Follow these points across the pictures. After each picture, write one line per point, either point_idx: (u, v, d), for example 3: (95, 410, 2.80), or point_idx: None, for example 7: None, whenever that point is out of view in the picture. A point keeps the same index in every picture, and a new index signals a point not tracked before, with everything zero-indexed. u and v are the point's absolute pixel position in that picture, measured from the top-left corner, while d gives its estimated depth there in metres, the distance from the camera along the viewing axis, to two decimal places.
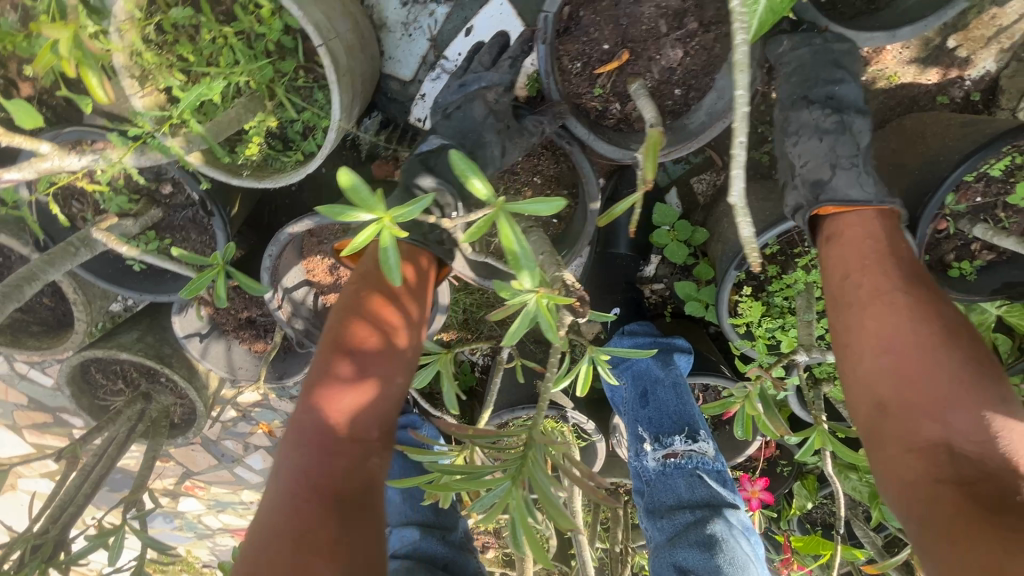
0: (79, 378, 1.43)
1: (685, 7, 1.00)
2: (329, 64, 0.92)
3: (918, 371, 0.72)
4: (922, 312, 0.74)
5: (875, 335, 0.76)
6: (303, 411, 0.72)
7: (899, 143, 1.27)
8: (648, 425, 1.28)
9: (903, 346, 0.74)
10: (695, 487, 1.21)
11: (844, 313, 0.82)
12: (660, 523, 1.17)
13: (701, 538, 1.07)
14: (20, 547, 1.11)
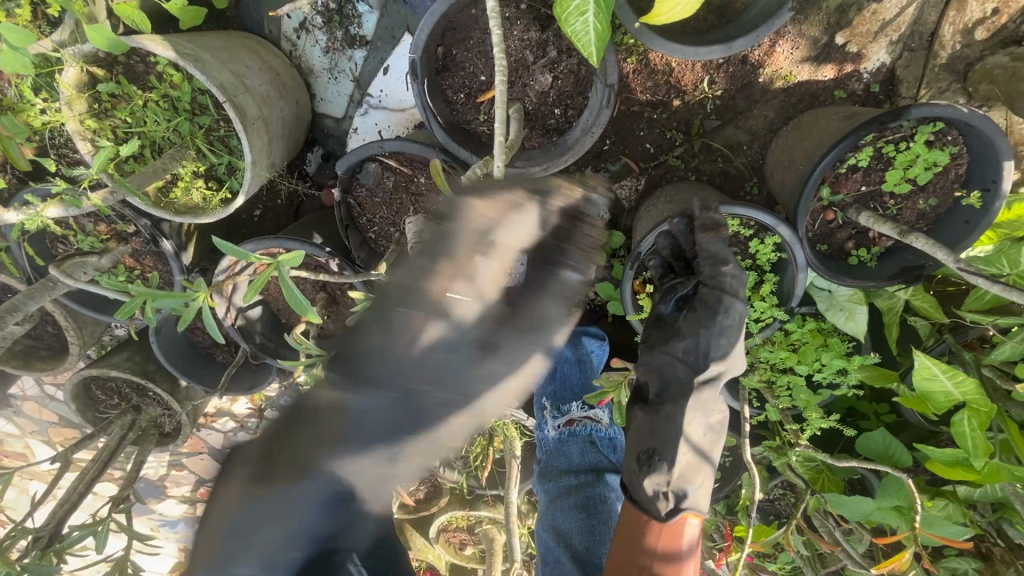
0: (83, 394, 1.66)
1: (546, 38, 1.12)
2: (236, 116, 1.09)
3: (678, 483, 1.01)
4: (699, 501, 1.03)
5: (651, 450, 1.02)
6: (300, 469, 0.78)
7: (793, 140, 1.33)
8: (553, 398, 1.48)
9: (682, 465, 1.02)
10: (585, 453, 1.39)
11: (656, 424, 1.05)
12: (547, 486, 1.37)
13: (578, 503, 1.28)
14: (22, 537, 1.32)
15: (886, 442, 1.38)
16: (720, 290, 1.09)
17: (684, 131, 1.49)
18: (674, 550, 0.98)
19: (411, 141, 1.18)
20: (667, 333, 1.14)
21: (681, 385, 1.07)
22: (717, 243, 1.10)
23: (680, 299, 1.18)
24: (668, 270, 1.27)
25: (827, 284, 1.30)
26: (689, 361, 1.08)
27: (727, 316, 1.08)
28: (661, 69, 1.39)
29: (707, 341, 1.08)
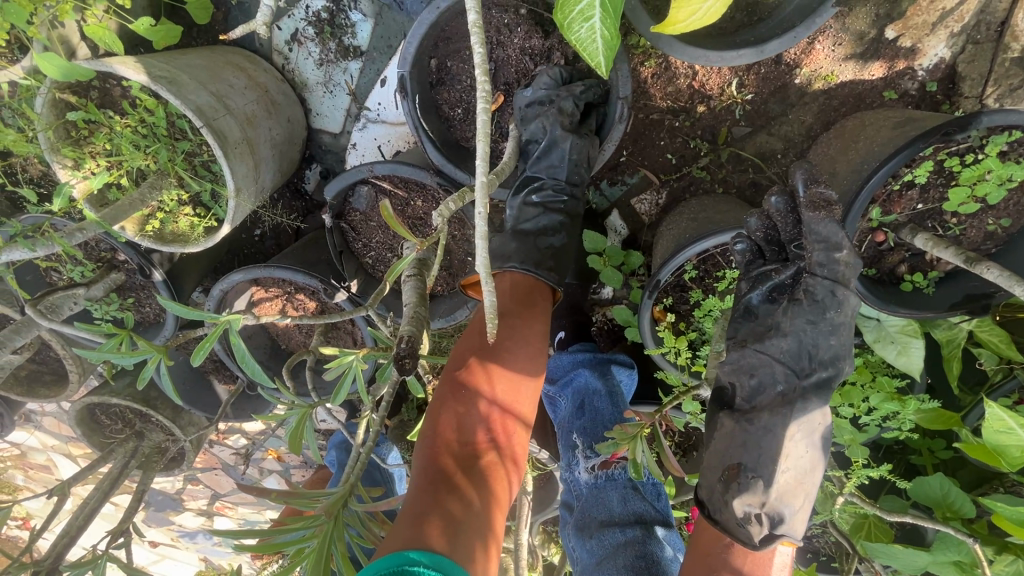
0: (88, 419, 1.63)
1: (549, 45, 1.01)
2: (215, 141, 1.01)
3: (774, 506, 0.91)
4: (795, 528, 0.92)
5: (741, 467, 0.93)
6: (468, 393, 0.90)
7: (835, 150, 1.17)
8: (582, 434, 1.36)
9: (780, 487, 0.91)
10: (627, 500, 1.29)
11: (748, 436, 0.95)
12: (590, 544, 1.22)
13: (629, 559, 1.14)
14: (19, 574, 1.29)
15: (943, 487, 1.21)
16: (832, 280, 0.92)
17: (710, 139, 1.35)
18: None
19: (403, 162, 1.07)
20: (759, 329, 1.00)
21: (779, 394, 0.95)
22: (831, 225, 0.89)
23: (772, 288, 1.00)
24: (755, 257, 1.03)
25: (875, 313, 1.15)
26: (791, 363, 0.95)
27: (840, 312, 0.93)
28: (683, 73, 1.26)
29: (815, 340, 0.94)
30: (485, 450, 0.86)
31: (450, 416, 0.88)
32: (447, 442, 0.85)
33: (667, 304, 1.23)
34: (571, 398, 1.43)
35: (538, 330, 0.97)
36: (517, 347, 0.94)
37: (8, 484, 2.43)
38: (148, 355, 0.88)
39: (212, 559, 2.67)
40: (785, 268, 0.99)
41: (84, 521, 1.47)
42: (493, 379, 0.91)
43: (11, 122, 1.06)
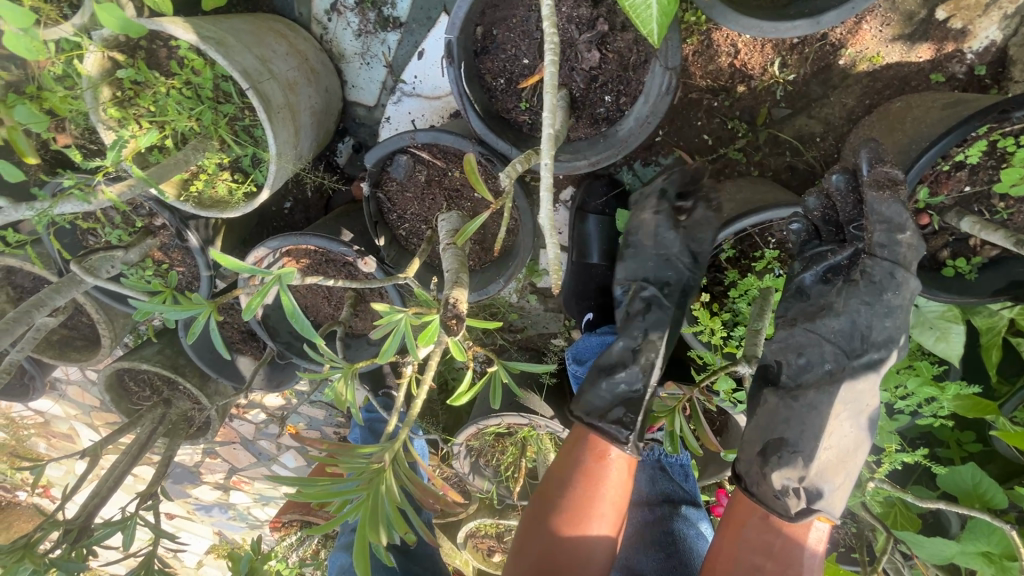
0: (116, 385, 1.65)
1: (597, 14, 1.00)
2: (259, 103, 1.01)
3: (813, 481, 0.93)
4: (833, 505, 0.94)
5: (782, 441, 0.95)
6: (543, 568, 0.98)
7: (880, 131, 1.15)
8: None
9: (820, 463, 0.93)
10: (656, 480, 1.30)
11: (791, 412, 0.96)
12: (620, 523, 1.25)
13: (658, 540, 1.17)
14: (52, 531, 1.31)
15: (975, 477, 1.20)
16: (893, 261, 0.91)
17: (748, 120, 1.33)
18: (793, 560, 0.95)
19: (445, 131, 1.08)
20: (810, 309, 1.00)
21: (826, 371, 0.96)
22: (895, 205, 0.89)
23: (826, 269, 0.99)
24: (811, 236, 1.02)
25: (915, 297, 1.14)
26: (841, 343, 0.95)
27: (897, 295, 0.91)
28: (725, 51, 1.25)
29: (868, 321, 0.94)
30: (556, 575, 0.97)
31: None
32: None
33: (701, 284, 1.22)
34: None
35: (608, 505, 1.02)
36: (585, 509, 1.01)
37: (30, 452, 2.46)
38: (197, 310, 0.88)
39: (226, 532, 2.69)
40: (842, 248, 0.98)
41: (114, 483, 1.49)
42: (566, 543, 0.99)
43: (57, 81, 1.07)
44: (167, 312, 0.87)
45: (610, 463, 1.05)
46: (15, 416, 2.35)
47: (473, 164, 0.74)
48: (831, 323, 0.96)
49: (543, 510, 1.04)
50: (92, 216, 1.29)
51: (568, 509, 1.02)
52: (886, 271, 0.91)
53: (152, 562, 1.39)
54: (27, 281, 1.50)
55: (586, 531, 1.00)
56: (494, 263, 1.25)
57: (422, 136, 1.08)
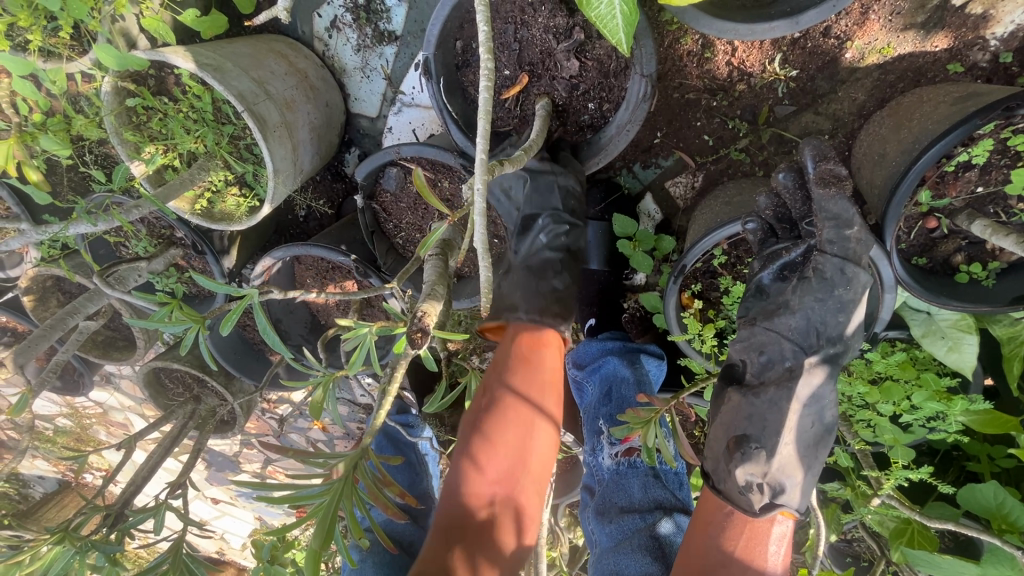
0: (155, 382, 1.80)
1: (573, 21, 0.99)
2: (255, 123, 1.07)
3: (776, 477, 0.93)
4: (795, 500, 0.94)
5: (745, 437, 0.95)
6: (476, 430, 0.95)
7: (887, 129, 1.09)
8: (608, 420, 1.37)
9: (782, 459, 0.93)
10: (648, 488, 1.29)
11: (754, 409, 0.96)
12: (608, 528, 1.23)
13: (646, 544, 1.15)
14: (93, 515, 1.45)
15: (998, 497, 1.12)
16: (842, 257, 0.91)
17: (750, 119, 1.28)
18: (757, 555, 0.95)
19: (428, 144, 1.11)
20: (769, 308, 1.00)
21: (787, 368, 0.95)
22: (841, 201, 0.88)
23: (782, 266, 1.00)
24: (768, 236, 1.03)
25: (925, 305, 1.07)
26: (798, 340, 0.95)
27: (848, 289, 0.91)
28: (722, 50, 1.20)
29: (822, 318, 0.94)
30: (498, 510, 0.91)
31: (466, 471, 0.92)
32: (453, 522, 0.90)
33: (696, 291, 1.21)
34: (598, 384, 1.44)
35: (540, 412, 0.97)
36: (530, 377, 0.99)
37: (93, 438, 2.70)
38: (188, 324, 0.96)
39: (265, 518, 2.85)
40: (796, 246, 0.99)
41: (149, 472, 1.62)
42: (504, 410, 0.95)
43: (83, 109, 1.17)
44: (163, 326, 0.95)
45: (542, 346, 1.04)
46: (78, 406, 2.57)
47: (421, 179, 0.75)
48: (792, 319, 0.95)
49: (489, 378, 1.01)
50: (122, 230, 1.40)
51: (502, 421, 0.94)
52: (838, 266, 0.91)
53: (180, 546, 1.51)
54: (75, 286, 1.65)
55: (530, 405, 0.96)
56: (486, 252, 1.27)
57: (400, 151, 1.12)
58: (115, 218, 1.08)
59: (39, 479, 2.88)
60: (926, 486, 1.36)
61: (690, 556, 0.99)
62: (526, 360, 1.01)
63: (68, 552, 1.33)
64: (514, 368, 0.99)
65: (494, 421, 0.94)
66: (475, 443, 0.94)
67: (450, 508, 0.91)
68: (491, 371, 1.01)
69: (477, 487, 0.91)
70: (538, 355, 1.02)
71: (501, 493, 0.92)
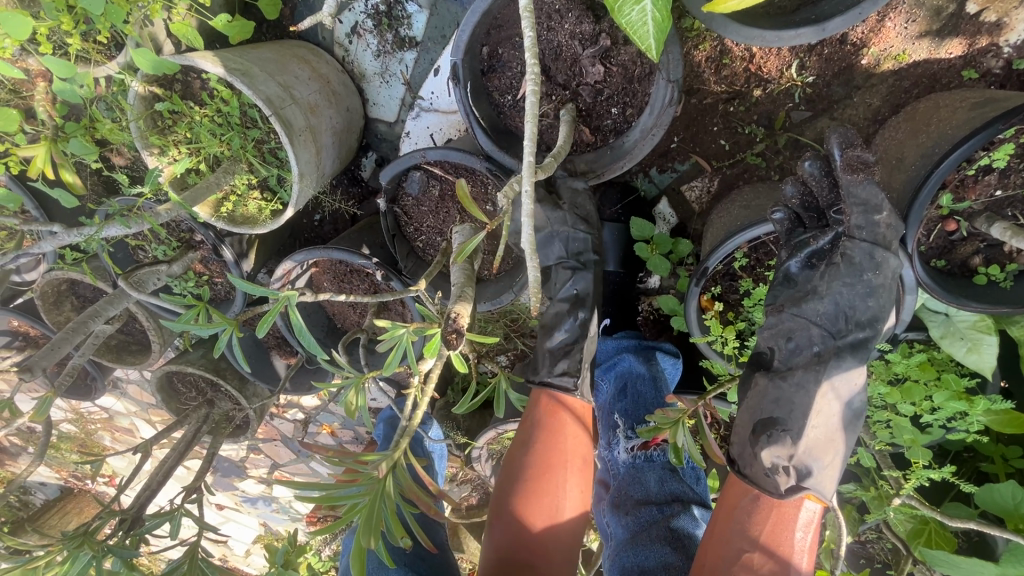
0: (166, 386, 1.79)
1: (598, 28, 1.01)
2: (282, 128, 1.08)
3: (802, 459, 0.96)
4: (823, 485, 0.97)
5: (771, 420, 0.98)
6: (509, 486, 1.06)
7: (904, 134, 1.11)
8: (624, 415, 1.38)
9: (808, 441, 0.97)
10: (664, 481, 1.30)
11: (781, 392, 1.00)
12: (625, 520, 1.25)
13: (665, 534, 1.17)
14: (109, 519, 1.45)
15: (1016, 496, 1.13)
16: (871, 242, 0.94)
17: (766, 124, 1.30)
18: (782, 538, 0.97)
19: (453, 148, 1.11)
20: (798, 295, 1.03)
21: (815, 353, 1.00)
22: (869, 186, 0.92)
23: (810, 254, 1.02)
24: (796, 224, 1.04)
25: (944, 307, 1.09)
26: (827, 325, 0.99)
27: (878, 274, 0.95)
28: (740, 56, 1.22)
29: (851, 302, 0.98)
30: (536, 530, 1.02)
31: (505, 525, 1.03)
32: (496, 566, 0.99)
33: (716, 293, 1.22)
34: (613, 380, 1.45)
35: (569, 470, 1.07)
36: (552, 455, 1.07)
37: (97, 444, 2.69)
38: (222, 326, 0.96)
39: (270, 524, 2.84)
40: (823, 234, 1.01)
41: (163, 477, 1.62)
42: (528, 483, 1.05)
43: (107, 113, 1.18)
44: (197, 329, 0.95)
45: (568, 401, 1.12)
46: (84, 411, 2.57)
47: (464, 189, 0.78)
48: (823, 306, 0.99)
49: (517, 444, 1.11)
50: (141, 234, 1.41)
51: (531, 485, 1.05)
52: (867, 252, 0.94)
53: (196, 550, 1.50)
54: (88, 290, 1.64)
55: (552, 493, 1.04)
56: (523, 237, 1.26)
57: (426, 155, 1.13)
58: (142, 220, 1.08)
59: (41, 486, 2.86)
60: (940, 486, 1.38)
61: (713, 540, 1.02)
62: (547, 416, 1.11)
63: (85, 557, 1.32)
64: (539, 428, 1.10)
65: (522, 494, 1.04)
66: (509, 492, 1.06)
67: (494, 540, 1.03)
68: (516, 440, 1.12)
69: (512, 525, 1.03)
70: (566, 415, 1.11)
71: (538, 525, 1.02)
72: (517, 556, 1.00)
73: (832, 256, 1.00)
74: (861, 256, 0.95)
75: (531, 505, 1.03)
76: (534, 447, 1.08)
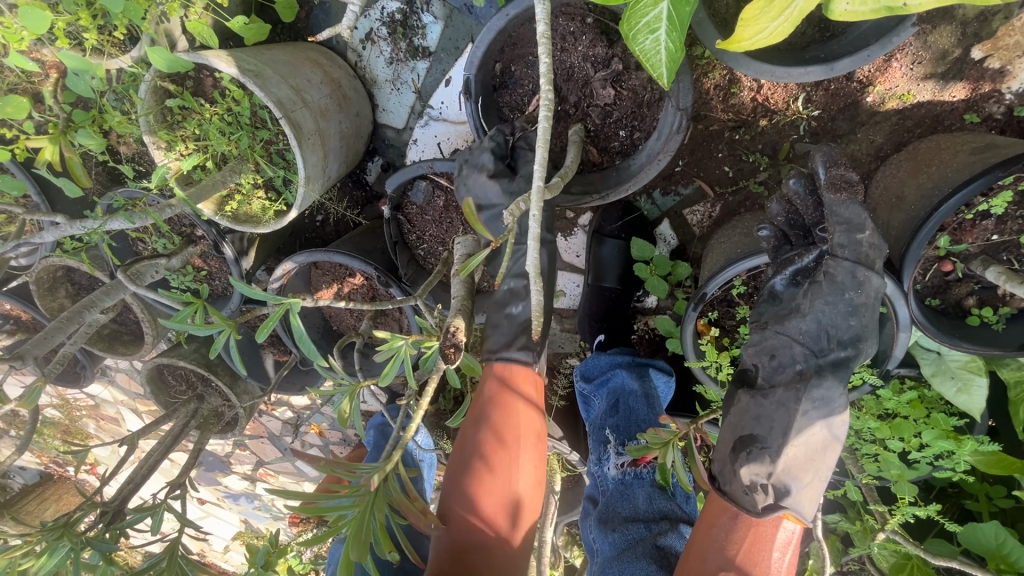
0: (157, 378, 1.79)
1: (612, 52, 1.03)
2: (291, 131, 1.08)
3: (781, 478, 0.95)
4: (801, 503, 0.96)
5: (751, 437, 0.98)
6: (459, 474, 0.98)
7: (905, 172, 1.13)
8: (615, 431, 1.39)
9: (789, 459, 0.95)
10: (652, 499, 1.32)
11: (761, 410, 1.00)
12: (612, 536, 1.24)
13: (651, 552, 1.17)
14: (91, 511, 1.43)
15: (998, 536, 1.14)
16: (854, 261, 0.95)
17: (770, 154, 1.32)
18: (759, 559, 0.98)
19: (460, 162, 1.14)
20: (781, 311, 1.03)
21: (797, 371, 1.00)
22: (852, 207, 0.94)
23: (795, 272, 1.03)
24: (783, 242, 1.07)
25: (936, 345, 1.11)
26: (809, 344, 0.99)
27: (859, 293, 0.95)
28: (748, 86, 1.23)
29: (833, 320, 0.97)
30: (494, 519, 0.94)
31: (459, 517, 0.94)
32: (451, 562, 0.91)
33: (713, 318, 1.23)
34: (605, 396, 1.45)
35: (526, 449, 0.99)
36: (507, 434, 0.99)
37: (80, 431, 2.67)
38: (220, 328, 0.95)
39: (251, 521, 2.82)
40: (808, 252, 1.02)
41: (148, 470, 1.61)
42: (482, 466, 0.97)
43: (117, 105, 1.18)
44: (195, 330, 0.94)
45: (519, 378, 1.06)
46: (69, 398, 2.55)
47: (472, 206, 0.69)
48: (806, 325, 0.99)
49: (468, 428, 1.03)
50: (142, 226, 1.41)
51: (485, 471, 0.97)
52: (850, 272, 0.95)
53: (177, 547, 1.49)
54: (83, 278, 1.63)
55: (507, 477, 0.96)
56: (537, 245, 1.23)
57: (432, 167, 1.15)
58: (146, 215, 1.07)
59: (20, 470, 2.83)
60: (924, 521, 1.39)
61: (693, 555, 1.03)
62: (499, 397, 1.03)
63: (64, 548, 1.31)
64: (490, 410, 1.02)
65: (475, 477, 0.96)
66: (461, 482, 0.97)
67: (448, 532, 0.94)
68: (467, 425, 1.03)
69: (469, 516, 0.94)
70: (521, 389, 1.04)
71: (494, 517, 0.94)
72: (473, 547, 0.92)
73: (815, 273, 1.00)
74: (844, 276, 0.96)
75: (482, 495, 0.95)
76: (488, 430, 1.00)
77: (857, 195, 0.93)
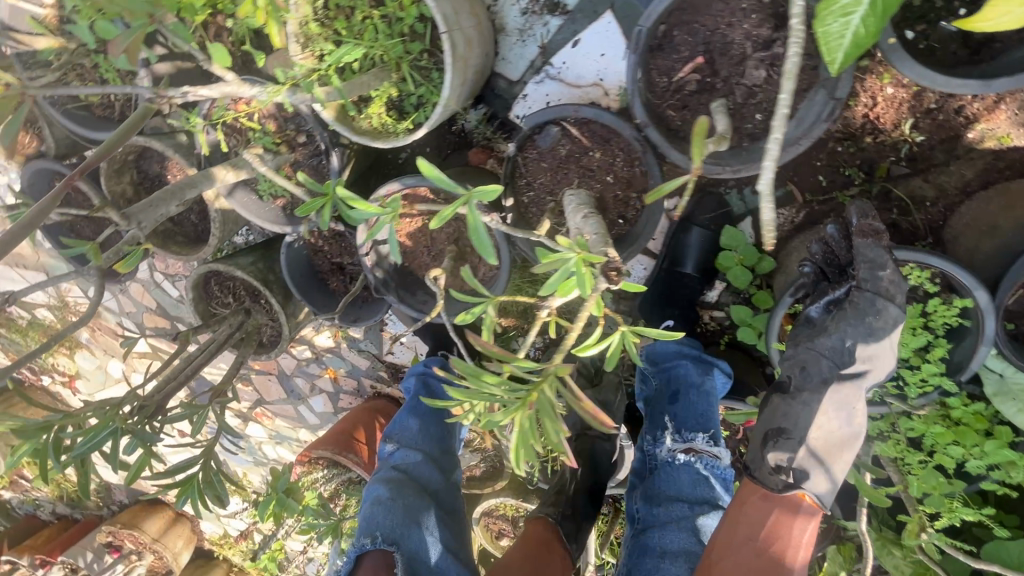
0: (202, 286, 1.74)
1: (774, 36, 1.09)
2: (449, 48, 1.10)
3: (801, 462, 1.11)
4: (820, 487, 1.09)
5: (779, 429, 1.13)
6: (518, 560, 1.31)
7: (999, 205, 1.22)
8: (673, 417, 1.41)
9: (810, 447, 1.11)
10: (697, 484, 1.34)
11: (790, 408, 1.14)
12: (656, 509, 1.31)
13: (692, 525, 1.26)
14: (131, 401, 1.37)
15: None
16: (875, 292, 1.09)
17: (866, 171, 1.40)
18: (783, 531, 1.07)
19: (607, 111, 1.17)
20: (814, 331, 1.17)
21: (822, 380, 1.13)
22: (876, 249, 1.10)
23: (829, 302, 1.17)
24: (820, 277, 1.22)
25: (1002, 367, 1.18)
26: (833, 358, 1.12)
27: (878, 318, 1.09)
28: (864, 102, 1.32)
29: (855, 340, 1.10)
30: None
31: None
32: None
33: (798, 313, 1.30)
34: (665, 381, 1.47)
35: None
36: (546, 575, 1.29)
37: (71, 339, 2.54)
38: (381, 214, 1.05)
39: (231, 463, 2.71)
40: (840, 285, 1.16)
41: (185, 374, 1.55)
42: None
43: None
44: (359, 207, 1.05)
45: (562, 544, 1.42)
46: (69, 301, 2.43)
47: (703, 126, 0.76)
48: (825, 343, 1.13)
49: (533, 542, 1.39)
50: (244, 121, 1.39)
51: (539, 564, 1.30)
52: (870, 299, 1.09)
53: (211, 453, 1.44)
54: (153, 168, 1.59)
55: None
56: (644, 212, 1.25)
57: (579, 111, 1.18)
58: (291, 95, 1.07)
59: None
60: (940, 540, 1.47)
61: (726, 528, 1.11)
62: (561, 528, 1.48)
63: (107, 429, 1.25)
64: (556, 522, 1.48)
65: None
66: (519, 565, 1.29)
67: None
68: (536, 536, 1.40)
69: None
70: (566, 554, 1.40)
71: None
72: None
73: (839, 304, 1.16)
74: (865, 305, 1.10)
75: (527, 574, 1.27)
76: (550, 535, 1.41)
77: (880, 239, 1.11)
